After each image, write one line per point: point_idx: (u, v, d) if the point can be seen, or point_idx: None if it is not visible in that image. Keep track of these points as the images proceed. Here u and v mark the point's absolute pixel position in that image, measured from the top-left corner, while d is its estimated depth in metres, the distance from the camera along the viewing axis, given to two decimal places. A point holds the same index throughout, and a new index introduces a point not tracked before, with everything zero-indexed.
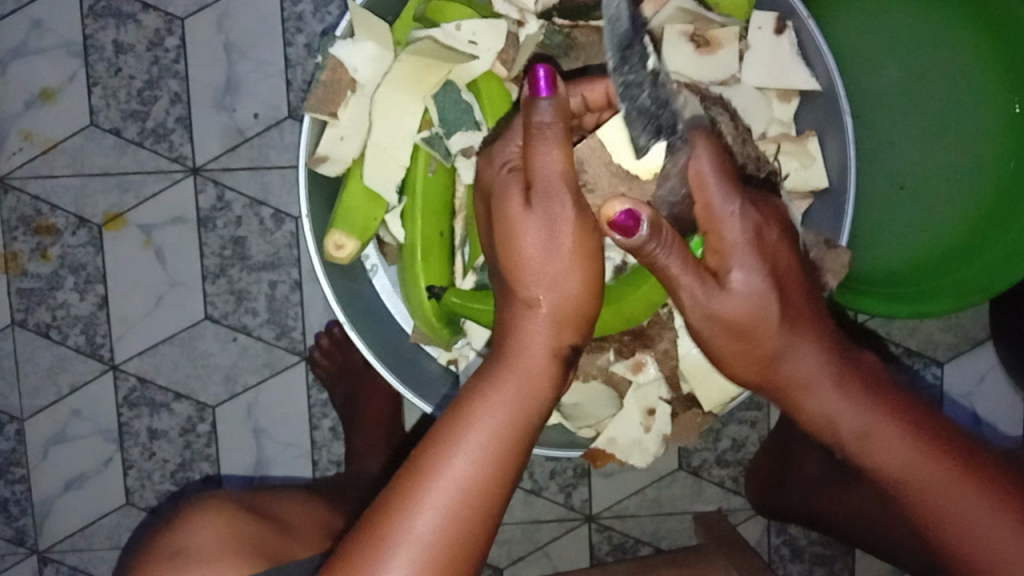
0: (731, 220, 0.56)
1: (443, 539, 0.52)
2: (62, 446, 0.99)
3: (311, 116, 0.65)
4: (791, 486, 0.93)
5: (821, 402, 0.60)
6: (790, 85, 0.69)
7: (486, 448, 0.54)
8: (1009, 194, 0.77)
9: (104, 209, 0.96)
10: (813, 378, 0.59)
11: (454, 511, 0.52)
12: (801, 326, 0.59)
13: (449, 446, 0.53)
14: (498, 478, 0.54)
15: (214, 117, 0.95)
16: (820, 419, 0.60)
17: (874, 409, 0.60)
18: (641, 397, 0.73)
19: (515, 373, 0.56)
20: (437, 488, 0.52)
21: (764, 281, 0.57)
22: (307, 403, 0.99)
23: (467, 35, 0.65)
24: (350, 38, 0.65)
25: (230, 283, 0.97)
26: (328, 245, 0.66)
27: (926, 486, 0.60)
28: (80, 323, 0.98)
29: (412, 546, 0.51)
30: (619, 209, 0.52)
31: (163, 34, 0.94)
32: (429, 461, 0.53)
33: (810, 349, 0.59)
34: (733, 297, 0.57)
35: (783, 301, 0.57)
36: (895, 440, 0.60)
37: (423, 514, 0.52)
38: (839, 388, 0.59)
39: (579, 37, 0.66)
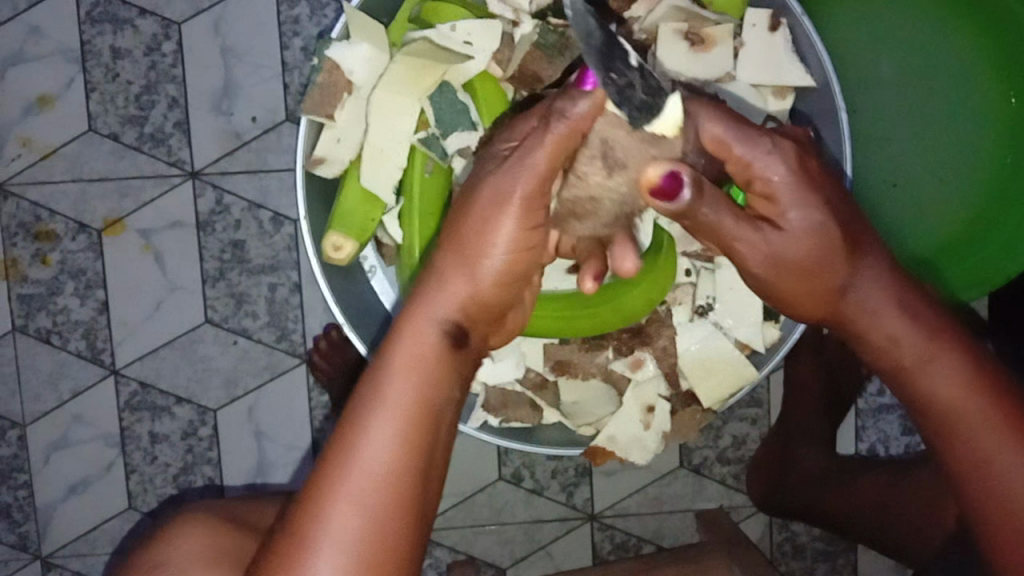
0: (770, 166, 0.56)
1: (383, 483, 0.49)
2: (64, 451, 1.00)
3: (308, 118, 0.66)
4: (791, 481, 0.93)
5: (886, 323, 0.58)
6: (784, 83, 0.69)
7: (409, 403, 0.51)
8: (1007, 188, 0.78)
9: (103, 214, 0.96)
10: (875, 305, 0.59)
11: (391, 455, 0.50)
12: (868, 251, 0.59)
13: (373, 398, 0.51)
14: (426, 429, 0.51)
15: (212, 121, 0.95)
16: (875, 345, 0.59)
17: (935, 338, 0.58)
18: (640, 395, 0.73)
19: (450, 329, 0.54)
20: (371, 436, 0.50)
21: (820, 216, 0.57)
22: (308, 406, 0.99)
23: (462, 35, 0.65)
24: (345, 40, 0.65)
25: (230, 286, 0.97)
26: (326, 247, 0.66)
27: (974, 427, 0.56)
28: (80, 328, 0.98)
29: (358, 486, 0.49)
30: (663, 172, 0.53)
31: (160, 39, 0.95)
32: (366, 402, 0.51)
33: (875, 274, 0.59)
34: (784, 235, 0.57)
35: (844, 229, 0.58)
36: (947, 374, 0.57)
37: (368, 455, 0.50)
38: (899, 313, 0.58)
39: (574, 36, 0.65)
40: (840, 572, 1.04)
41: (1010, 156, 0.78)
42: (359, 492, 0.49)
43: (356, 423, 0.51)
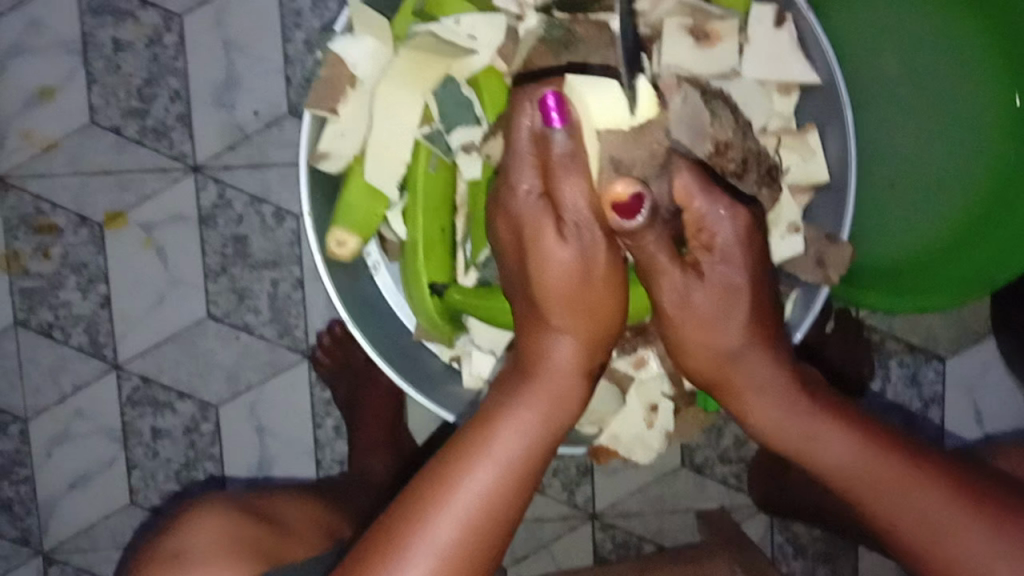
0: (716, 219, 0.61)
1: (491, 506, 0.55)
2: (65, 445, 0.99)
3: (311, 113, 0.65)
4: (799, 479, 0.91)
5: (770, 404, 0.62)
6: (789, 79, 0.68)
7: (530, 437, 0.57)
8: (1006, 189, 0.77)
9: (105, 208, 0.96)
10: (760, 377, 0.62)
11: (504, 482, 0.55)
12: (752, 331, 0.62)
13: (495, 429, 0.57)
14: (540, 465, 0.58)
15: (214, 115, 0.94)
16: (762, 426, 0.63)
17: (817, 414, 0.61)
18: (643, 393, 0.73)
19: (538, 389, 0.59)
20: (485, 462, 0.56)
21: (724, 279, 0.61)
22: (309, 403, 0.99)
23: (465, 29, 0.64)
24: (349, 33, 0.65)
25: (232, 281, 0.96)
26: (331, 242, 0.67)
27: (869, 493, 0.59)
28: (82, 322, 0.98)
29: (471, 506, 0.54)
30: (629, 189, 0.58)
31: (162, 32, 0.94)
32: (451, 473, 0.55)
33: (760, 353, 0.62)
34: (696, 292, 0.62)
35: (743, 296, 0.62)
36: (836, 440, 0.60)
37: (481, 479, 0.55)
38: (786, 391, 0.62)
39: (577, 31, 0.64)
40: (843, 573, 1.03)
41: (1010, 156, 0.77)
42: (468, 509, 0.54)
43: (478, 446, 0.56)
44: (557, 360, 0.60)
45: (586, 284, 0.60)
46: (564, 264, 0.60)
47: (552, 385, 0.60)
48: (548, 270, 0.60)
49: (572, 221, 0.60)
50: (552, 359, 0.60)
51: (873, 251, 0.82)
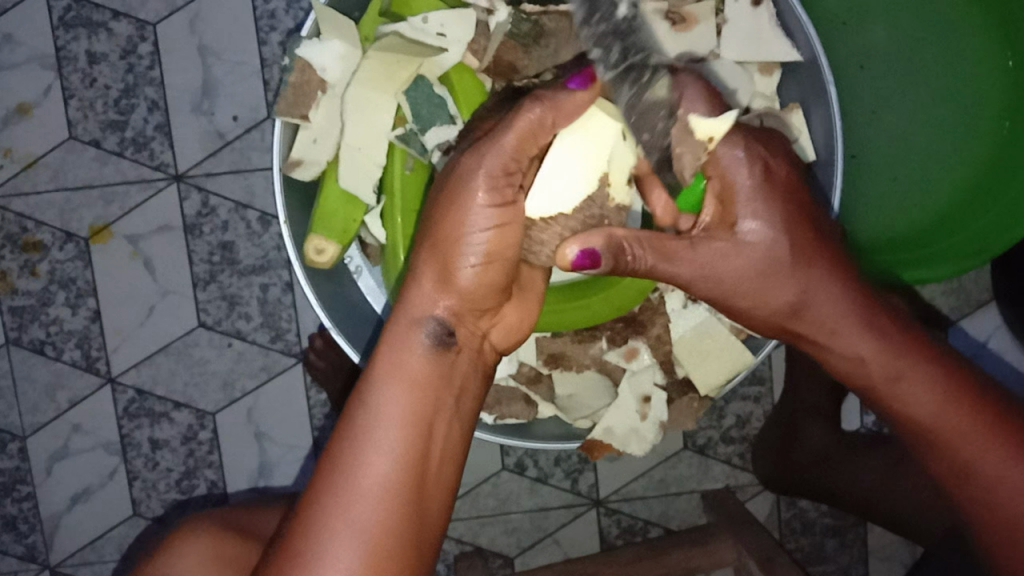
0: (737, 167, 0.59)
1: (388, 516, 0.50)
2: (65, 461, 0.99)
3: (282, 119, 0.64)
4: (794, 458, 0.92)
5: (852, 341, 0.61)
6: (769, 59, 0.66)
7: (407, 422, 0.52)
8: (1000, 158, 0.75)
9: (89, 222, 0.95)
10: (835, 322, 0.61)
11: (395, 482, 0.50)
12: (826, 268, 0.60)
13: (367, 426, 0.51)
14: (423, 454, 0.52)
15: (193, 122, 0.93)
16: (845, 360, 0.62)
17: (902, 352, 0.61)
18: (635, 385, 0.71)
19: (401, 380, 0.53)
20: (374, 457, 0.51)
21: (774, 227, 0.59)
22: (307, 405, 0.98)
23: (434, 27, 0.63)
24: (316, 38, 0.63)
25: (221, 289, 0.96)
26: (309, 250, 0.65)
27: (951, 434, 0.61)
28: (73, 337, 0.97)
29: (365, 520, 0.49)
30: (573, 253, 0.57)
31: (136, 42, 0.93)
32: (336, 487, 0.50)
33: (827, 288, 0.60)
34: (744, 247, 0.59)
35: (792, 244, 0.59)
36: (920, 391, 0.61)
37: (369, 488, 0.50)
38: (862, 330, 0.61)
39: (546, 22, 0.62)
40: (851, 547, 1.03)
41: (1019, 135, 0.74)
42: (360, 526, 0.49)
43: (357, 437, 0.51)
44: (422, 336, 0.55)
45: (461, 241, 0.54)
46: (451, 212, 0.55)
47: (414, 365, 0.54)
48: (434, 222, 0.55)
49: (463, 165, 0.56)
50: (420, 327, 0.55)
51: (869, 219, 0.81)
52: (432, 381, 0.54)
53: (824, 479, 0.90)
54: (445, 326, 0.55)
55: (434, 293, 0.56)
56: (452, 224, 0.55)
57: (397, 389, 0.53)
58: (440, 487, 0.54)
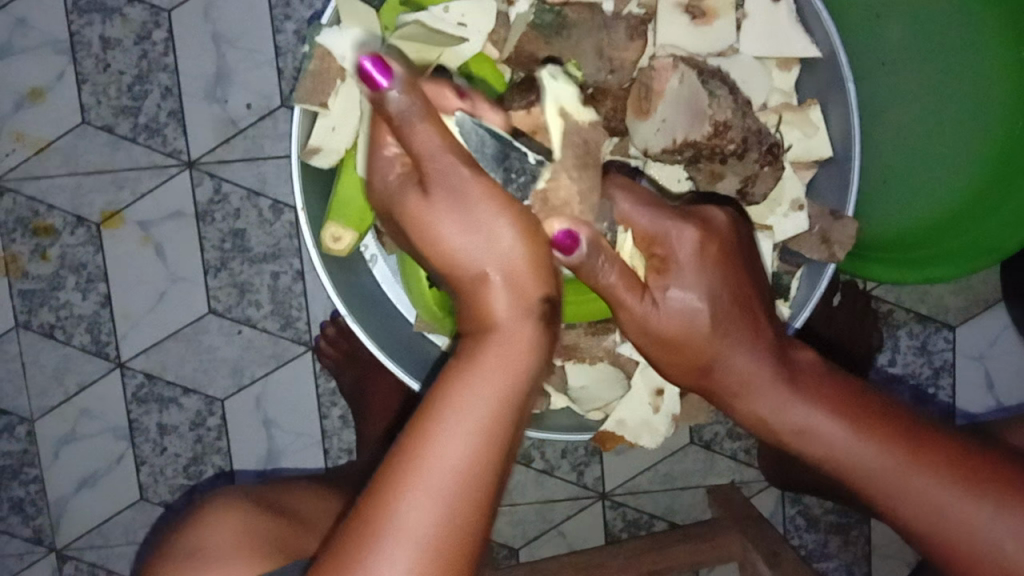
0: (673, 241, 0.58)
1: (468, 481, 0.49)
2: (73, 445, 0.99)
3: (302, 107, 0.63)
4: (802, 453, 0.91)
5: (764, 402, 0.58)
6: (790, 55, 0.66)
7: (495, 389, 0.51)
8: (1009, 161, 0.77)
9: (101, 206, 0.96)
10: (750, 379, 0.59)
11: (477, 453, 0.49)
12: (734, 325, 0.58)
13: (451, 395, 0.50)
14: (507, 423, 0.51)
15: (207, 110, 0.94)
16: (769, 419, 0.59)
17: (816, 401, 0.58)
18: (649, 378, 0.69)
19: (490, 352, 0.52)
20: (454, 427, 0.49)
21: (693, 288, 0.58)
22: (315, 394, 0.98)
23: (455, 16, 0.63)
24: (336, 25, 0.62)
25: (232, 276, 0.96)
26: (326, 238, 0.65)
27: (878, 480, 0.57)
28: (83, 322, 0.97)
29: (446, 482, 0.48)
30: (558, 226, 0.54)
31: (150, 27, 0.93)
32: (409, 455, 0.49)
33: (741, 341, 0.58)
34: (671, 312, 0.58)
35: (703, 302, 0.58)
36: (836, 439, 0.57)
37: (448, 457, 0.48)
38: (776, 385, 0.58)
39: (569, 14, 0.63)
40: (854, 544, 1.04)
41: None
42: (440, 489, 0.48)
43: (445, 406, 0.50)
44: (503, 308, 0.53)
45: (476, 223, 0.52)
46: (447, 194, 0.52)
47: (512, 335, 0.52)
48: (468, 211, 0.53)
49: (441, 163, 0.52)
50: (495, 295, 0.53)
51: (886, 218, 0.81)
52: (523, 352, 0.52)
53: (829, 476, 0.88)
54: (540, 291, 0.53)
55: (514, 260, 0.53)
56: (466, 203, 0.53)
57: (489, 361, 0.51)
58: (518, 458, 0.53)
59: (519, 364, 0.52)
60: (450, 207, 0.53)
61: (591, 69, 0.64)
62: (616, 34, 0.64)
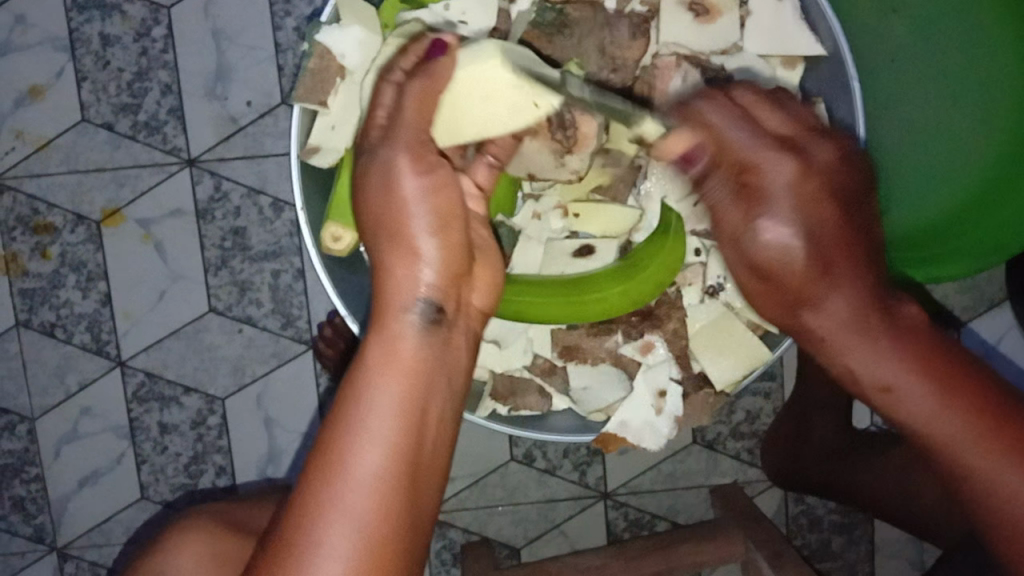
0: (776, 167, 0.53)
1: (378, 499, 0.48)
2: (74, 444, 0.99)
3: (301, 106, 0.62)
4: (807, 451, 0.93)
5: (852, 353, 0.53)
6: (795, 54, 0.64)
7: (400, 403, 0.50)
8: (1017, 155, 0.76)
9: (102, 205, 0.95)
10: (840, 326, 0.53)
11: (387, 473, 0.48)
12: (833, 271, 0.52)
13: (357, 407, 0.50)
14: (416, 433, 0.50)
15: (208, 107, 0.93)
16: (844, 374, 0.54)
17: (913, 363, 0.51)
18: (650, 380, 0.69)
19: (387, 362, 0.52)
20: (361, 445, 0.48)
21: (798, 226, 0.52)
22: (316, 393, 0.98)
23: (456, 14, 0.62)
24: (335, 23, 0.61)
25: (232, 274, 0.96)
26: (326, 238, 0.63)
27: (970, 467, 0.50)
28: (84, 321, 0.97)
29: (358, 503, 0.47)
30: (679, 143, 0.54)
31: (150, 25, 0.93)
32: (322, 473, 0.48)
33: (836, 288, 0.52)
34: (759, 245, 0.53)
35: (812, 240, 0.52)
36: (925, 407, 0.51)
37: (361, 474, 0.48)
38: (868, 337, 0.52)
39: (569, 14, 0.64)
40: (858, 543, 1.03)
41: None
42: (353, 510, 0.47)
43: (350, 419, 0.49)
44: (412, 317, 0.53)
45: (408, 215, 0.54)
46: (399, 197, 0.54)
47: (395, 346, 0.52)
48: (387, 212, 0.54)
49: (381, 153, 0.55)
50: (406, 308, 0.54)
51: (899, 215, 0.79)
52: (422, 366, 0.52)
53: (838, 474, 0.91)
54: (431, 299, 0.54)
55: (405, 268, 0.54)
56: (386, 197, 0.54)
57: (389, 374, 0.51)
58: (434, 473, 0.52)
59: (417, 375, 0.52)
60: (387, 209, 0.54)
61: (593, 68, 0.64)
62: (619, 31, 0.65)
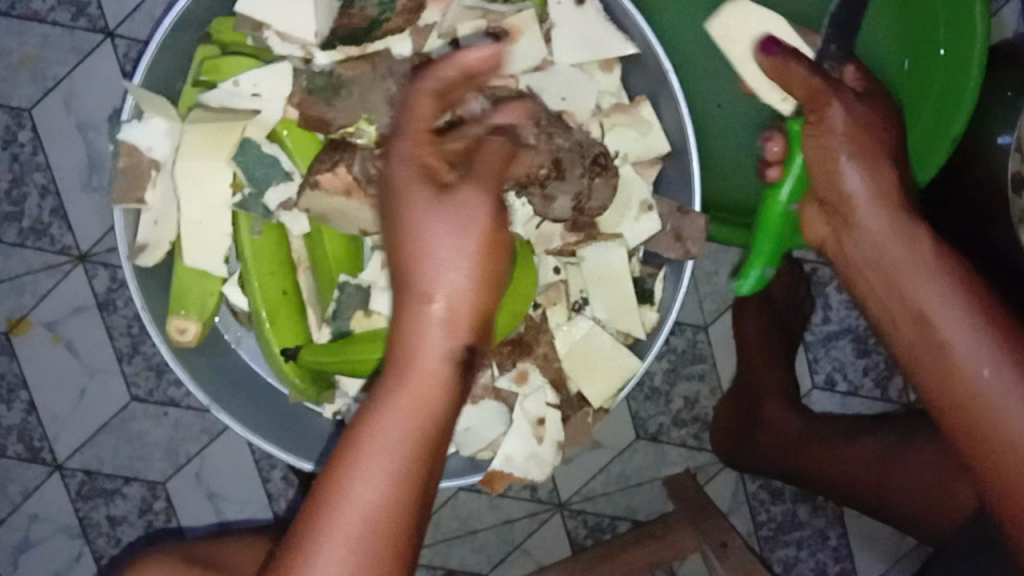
0: (822, 95, 0.62)
1: (377, 526, 0.51)
2: (30, 552, 1.00)
3: (120, 208, 0.62)
4: (762, 440, 0.92)
5: (882, 234, 0.64)
6: (606, 55, 0.64)
7: (409, 434, 0.52)
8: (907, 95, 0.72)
9: (6, 316, 0.96)
10: (868, 214, 0.64)
11: (388, 499, 0.51)
12: (881, 164, 0.63)
13: (370, 434, 0.52)
14: (424, 464, 0.52)
15: (87, 201, 0.93)
16: (864, 246, 0.65)
17: (920, 249, 0.63)
18: (528, 409, 0.67)
19: (404, 391, 0.53)
20: (367, 472, 0.51)
21: (856, 123, 0.62)
22: (253, 459, 0.98)
23: (248, 88, 0.61)
24: (137, 118, 0.61)
25: (147, 359, 0.96)
26: (172, 331, 0.63)
27: (957, 360, 0.61)
28: (13, 431, 0.98)
29: (357, 527, 0.51)
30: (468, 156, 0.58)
31: (15, 131, 0.93)
32: (329, 493, 0.51)
33: (887, 174, 0.63)
34: (832, 135, 0.62)
35: (874, 138, 0.63)
36: (935, 292, 0.62)
37: (360, 501, 0.51)
38: (895, 220, 0.63)
39: (342, 73, 0.62)
40: (824, 508, 1.01)
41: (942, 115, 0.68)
42: (351, 531, 0.50)
43: (358, 447, 0.52)
44: (431, 356, 0.53)
45: (437, 250, 0.52)
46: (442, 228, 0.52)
47: (419, 378, 0.53)
48: (428, 241, 0.53)
49: (410, 189, 0.53)
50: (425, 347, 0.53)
51: None
52: (442, 392, 0.53)
53: (801, 463, 0.91)
54: (457, 342, 0.53)
55: (425, 302, 0.53)
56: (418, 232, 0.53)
57: (399, 404, 0.52)
58: (433, 496, 0.55)
59: (426, 412, 0.52)
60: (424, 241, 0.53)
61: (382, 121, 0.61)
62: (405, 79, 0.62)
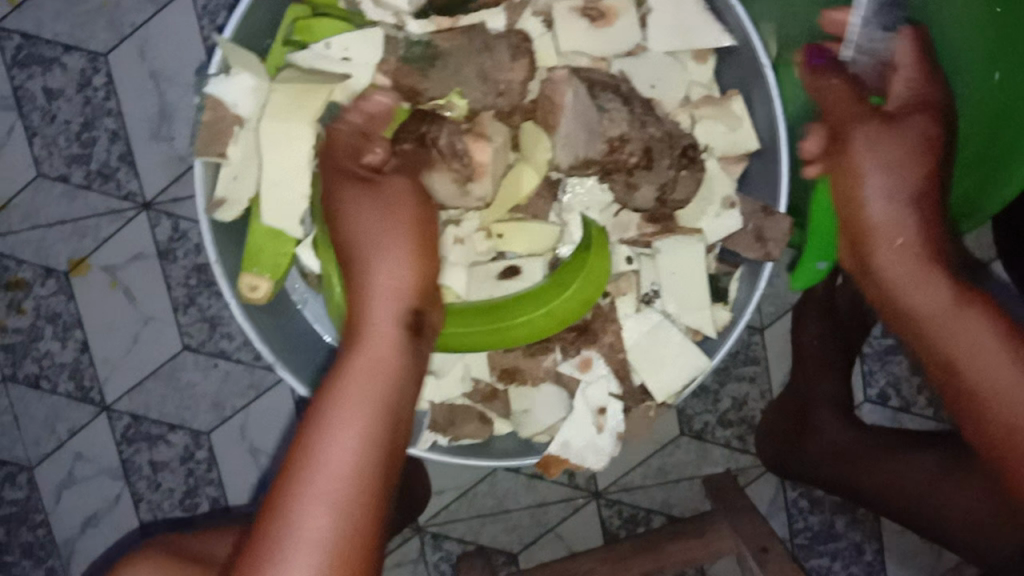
0: (854, 104, 0.62)
1: (353, 480, 0.54)
2: (72, 489, 1.01)
3: (201, 160, 0.61)
4: (812, 450, 0.90)
5: (884, 254, 0.61)
6: (700, 45, 0.63)
7: (371, 399, 0.56)
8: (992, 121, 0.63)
9: (67, 256, 0.97)
10: (890, 229, 0.61)
11: (361, 458, 0.54)
12: (912, 173, 0.60)
13: (335, 398, 0.56)
14: (389, 426, 0.56)
15: (155, 150, 0.94)
16: (886, 273, 0.61)
17: (921, 267, 0.60)
18: (588, 398, 0.66)
19: (361, 357, 0.56)
20: (340, 433, 0.54)
21: (872, 133, 0.61)
22: (297, 419, 0.99)
23: (339, 51, 0.61)
24: (225, 73, 0.60)
25: (201, 311, 0.97)
26: (243, 288, 0.63)
27: (973, 381, 0.59)
28: (66, 369, 0.99)
29: (334, 483, 0.53)
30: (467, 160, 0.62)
31: (90, 75, 0.93)
32: (305, 457, 0.55)
33: (879, 181, 0.61)
34: (865, 145, 0.61)
35: (872, 148, 0.61)
36: (947, 314, 0.59)
37: (336, 459, 0.54)
38: (905, 238, 0.60)
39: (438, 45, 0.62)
40: (863, 522, 1.00)
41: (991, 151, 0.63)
42: (327, 489, 0.53)
43: (329, 412, 0.55)
44: (385, 327, 0.57)
45: (392, 234, 0.57)
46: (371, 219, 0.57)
47: (373, 345, 0.56)
48: (366, 224, 0.57)
49: (353, 189, 0.58)
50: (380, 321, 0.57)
51: None
52: (400, 362, 0.57)
53: (853, 477, 0.88)
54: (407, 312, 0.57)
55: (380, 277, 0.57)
56: (365, 219, 0.57)
57: (357, 372, 0.56)
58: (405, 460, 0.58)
59: (385, 376, 0.56)
60: (368, 222, 0.57)
61: (476, 95, 0.62)
62: (499, 54, 0.61)
